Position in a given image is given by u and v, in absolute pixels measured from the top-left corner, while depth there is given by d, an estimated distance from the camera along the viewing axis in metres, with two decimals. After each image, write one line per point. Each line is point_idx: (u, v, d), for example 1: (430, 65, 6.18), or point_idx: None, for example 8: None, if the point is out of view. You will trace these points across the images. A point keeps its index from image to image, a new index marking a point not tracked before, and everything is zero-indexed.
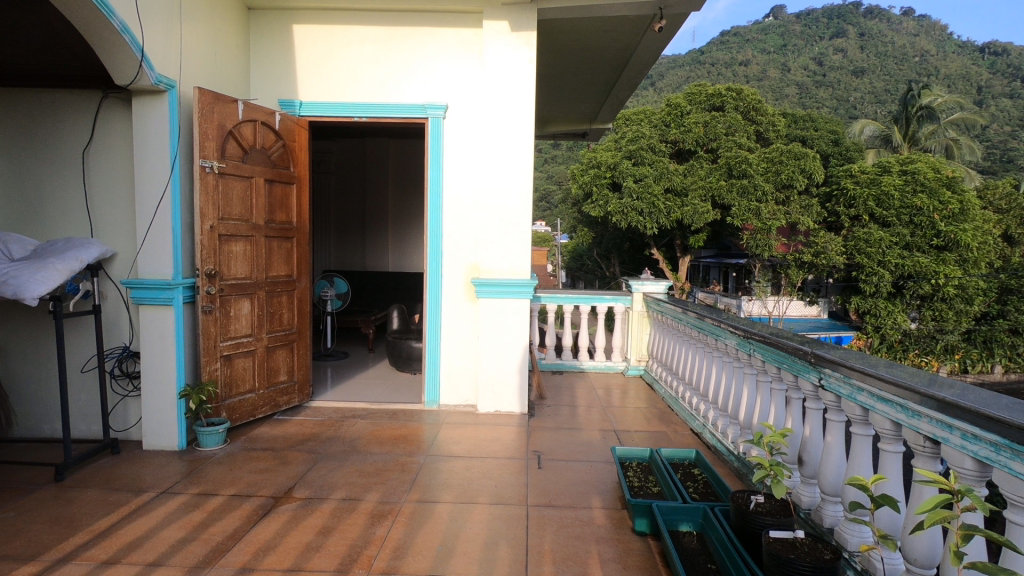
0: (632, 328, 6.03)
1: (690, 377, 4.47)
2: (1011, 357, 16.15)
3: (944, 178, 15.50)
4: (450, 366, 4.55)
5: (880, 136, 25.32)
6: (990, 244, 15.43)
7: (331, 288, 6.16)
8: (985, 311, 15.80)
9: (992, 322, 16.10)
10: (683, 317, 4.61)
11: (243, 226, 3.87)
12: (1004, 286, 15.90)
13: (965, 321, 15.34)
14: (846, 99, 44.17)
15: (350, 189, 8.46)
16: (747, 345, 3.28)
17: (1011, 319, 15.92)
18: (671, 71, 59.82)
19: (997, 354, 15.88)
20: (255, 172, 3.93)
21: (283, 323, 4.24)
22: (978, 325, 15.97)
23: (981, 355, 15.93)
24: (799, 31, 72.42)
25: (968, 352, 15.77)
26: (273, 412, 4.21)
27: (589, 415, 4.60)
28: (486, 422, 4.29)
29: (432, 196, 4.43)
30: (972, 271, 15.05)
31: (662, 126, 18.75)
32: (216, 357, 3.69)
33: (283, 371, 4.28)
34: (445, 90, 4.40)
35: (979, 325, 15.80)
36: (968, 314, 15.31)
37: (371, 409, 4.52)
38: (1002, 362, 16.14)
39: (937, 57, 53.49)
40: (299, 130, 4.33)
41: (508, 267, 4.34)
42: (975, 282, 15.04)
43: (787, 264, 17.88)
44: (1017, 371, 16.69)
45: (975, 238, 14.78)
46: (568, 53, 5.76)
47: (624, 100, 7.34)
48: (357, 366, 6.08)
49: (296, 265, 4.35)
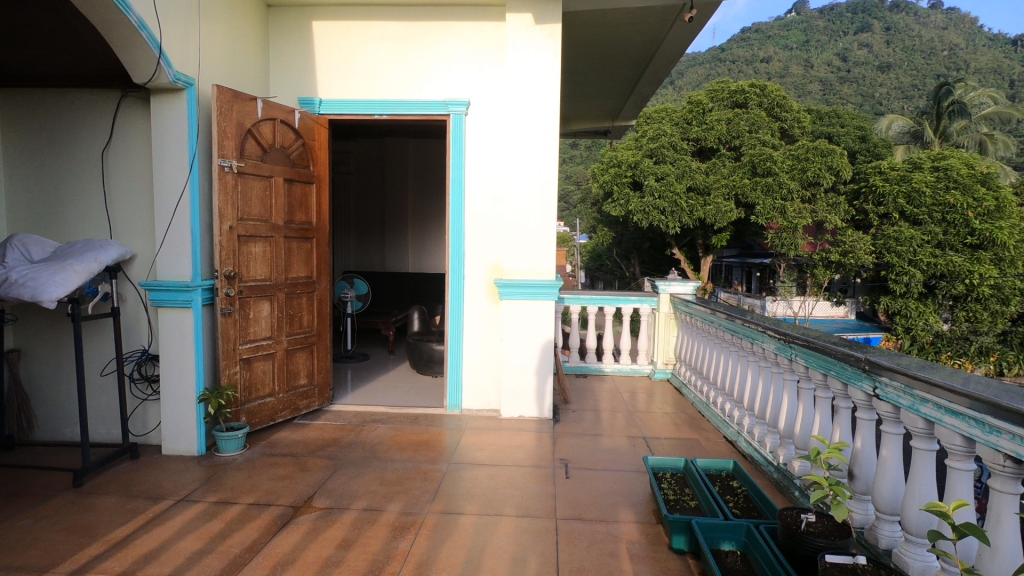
0: (659, 330, 5.84)
1: (723, 381, 4.29)
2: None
3: (979, 174, 14.97)
4: (472, 370, 4.43)
5: (909, 132, 24.63)
6: None
7: (351, 290, 6.09)
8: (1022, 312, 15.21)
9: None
10: (714, 319, 4.43)
11: (262, 227, 3.79)
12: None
13: (1001, 322, 14.79)
14: (871, 95, 43.19)
15: (369, 190, 8.40)
16: (788, 350, 3.10)
17: None
18: (691, 69, 59.17)
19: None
20: (274, 171, 3.86)
21: (302, 326, 4.16)
22: (1014, 326, 15.40)
23: (1018, 358, 15.36)
24: (822, 26, 71.08)
25: (1004, 355, 15.20)
26: (293, 416, 4.13)
27: (616, 421, 4.43)
28: (510, 427, 4.16)
29: (454, 195, 4.31)
30: (1009, 271, 14.50)
31: (683, 124, 18.44)
32: (235, 360, 3.62)
33: (303, 375, 4.20)
34: (467, 86, 4.28)
35: (1016, 327, 15.21)
36: (1004, 315, 14.75)
37: (392, 413, 4.42)
38: None
39: (967, 51, 52.01)
40: (319, 128, 4.24)
41: (532, 268, 4.21)
42: (1012, 282, 14.48)
43: (813, 264, 17.43)
44: None
45: (1012, 236, 14.24)
46: (591, 48, 5.62)
47: (648, 96, 7.15)
48: (377, 368, 5.99)
49: (316, 266, 4.27)
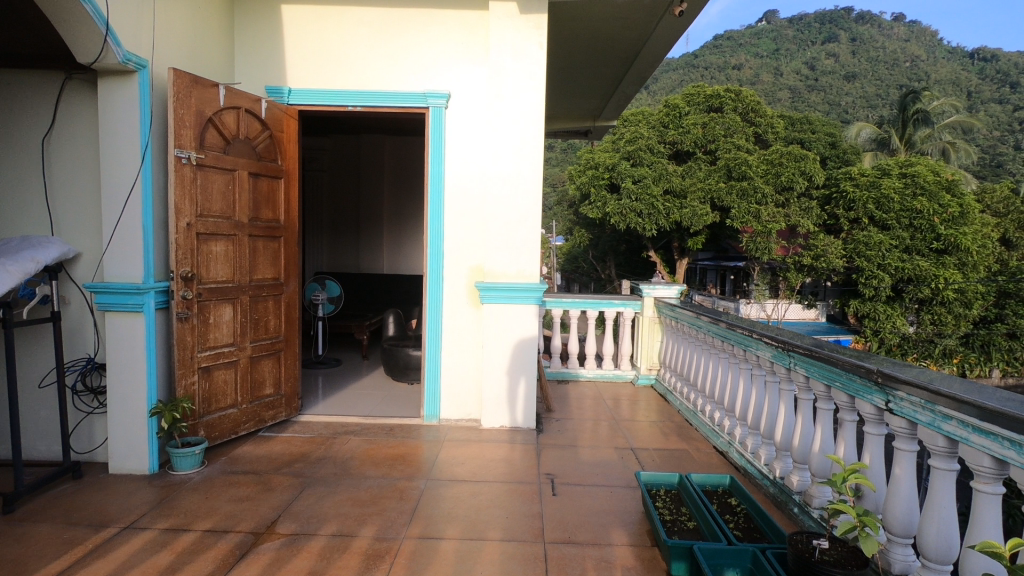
0: (643, 335, 5.68)
1: (711, 389, 4.15)
2: (1008, 361, 16.07)
3: (945, 181, 15.34)
4: (451, 378, 4.19)
5: (876, 139, 25.23)
6: (989, 248, 15.30)
7: (323, 292, 5.83)
8: (984, 314, 15.64)
9: (991, 326, 15.98)
10: (702, 324, 4.29)
11: (224, 224, 3.50)
12: (1003, 290, 15.74)
13: (964, 325, 15.19)
14: (838, 104, 44.28)
15: (343, 189, 8.09)
16: (787, 359, 2.96)
17: (1009, 323, 15.84)
18: (665, 75, 59.93)
19: (995, 357, 15.78)
20: (238, 164, 3.58)
21: (269, 331, 3.88)
22: (976, 329, 15.88)
23: (979, 359, 15.80)
24: (792, 35, 72.71)
25: (966, 357, 15.63)
26: (257, 428, 3.84)
27: (602, 430, 4.25)
28: (491, 439, 3.94)
29: (433, 193, 4.07)
30: (972, 275, 14.87)
31: (661, 127, 18.49)
32: (193, 369, 3.32)
33: (269, 384, 3.91)
34: (448, 78, 4.05)
35: (977, 330, 15.65)
36: (968, 318, 15.16)
37: (365, 424, 4.15)
38: (1000, 366, 16.01)
39: (929, 62, 53.75)
40: (288, 120, 3.97)
41: (515, 269, 4.00)
42: (975, 286, 14.86)
43: (786, 267, 17.62)
44: (1014, 376, 16.57)
45: (976, 241, 14.61)
46: (573, 41, 5.43)
47: (631, 95, 7.03)
48: (350, 375, 5.71)
49: (284, 266, 3.99)
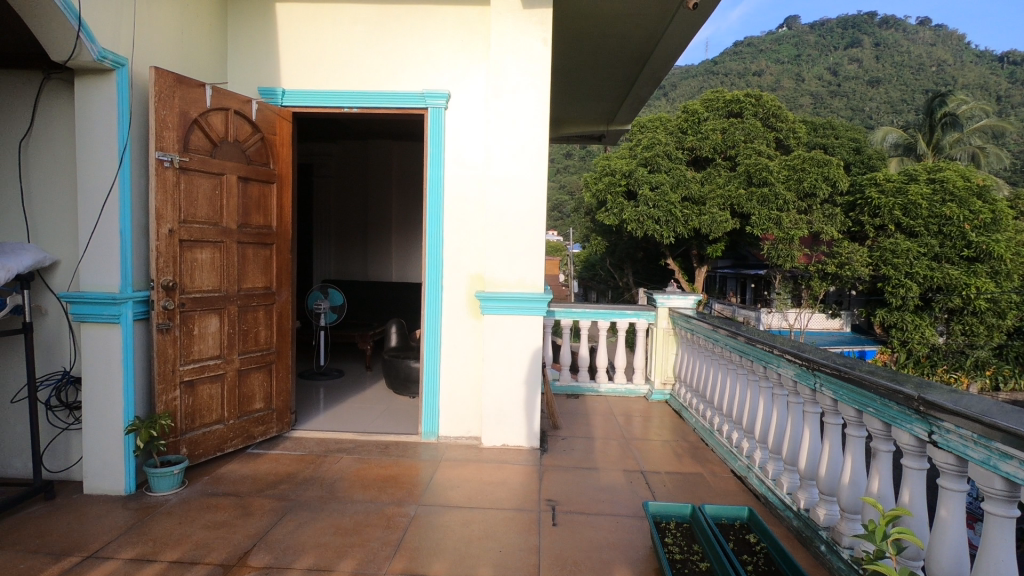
0: (657, 347, 5.40)
1: (728, 407, 3.87)
2: None
3: (975, 187, 14.77)
4: (450, 393, 3.96)
5: (902, 144, 24.57)
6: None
7: (325, 301, 5.65)
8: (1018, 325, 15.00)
9: None
10: (719, 338, 4.01)
11: (211, 230, 3.34)
12: None
13: (997, 336, 14.53)
14: (862, 109, 43.40)
15: (351, 195, 7.96)
16: (812, 379, 2.67)
17: None
18: (683, 82, 59.51)
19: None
20: (226, 168, 3.42)
21: (259, 343, 3.70)
22: (1010, 340, 15.19)
23: (1013, 372, 15.08)
24: (813, 40, 71.73)
25: (999, 369, 14.94)
26: (246, 444, 3.66)
27: (611, 451, 3.98)
28: (491, 459, 3.69)
29: (431, 197, 3.87)
30: (1005, 284, 14.23)
31: (678, 133, 18.16)
32: (174, 383, 3.15)
33: (259, 399, 3.73)
34: (447, 77, 3.85)
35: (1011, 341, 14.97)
36: (1001, 328, 14.50)
37: (360, 441, 3.93)
38: None
39: (955, 66, 52.50)
40: (282, 122, 3.81)
41: (518, 278, 3.78)
42: (1009, 295, 14.22)
43: (809, 275, 17.09)
44: None
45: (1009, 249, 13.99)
46: (583, 40, 5.22)
47: (646, 97, 6.78)
48: (352, 387, 5.52)
49: (276, 275, 3.82)
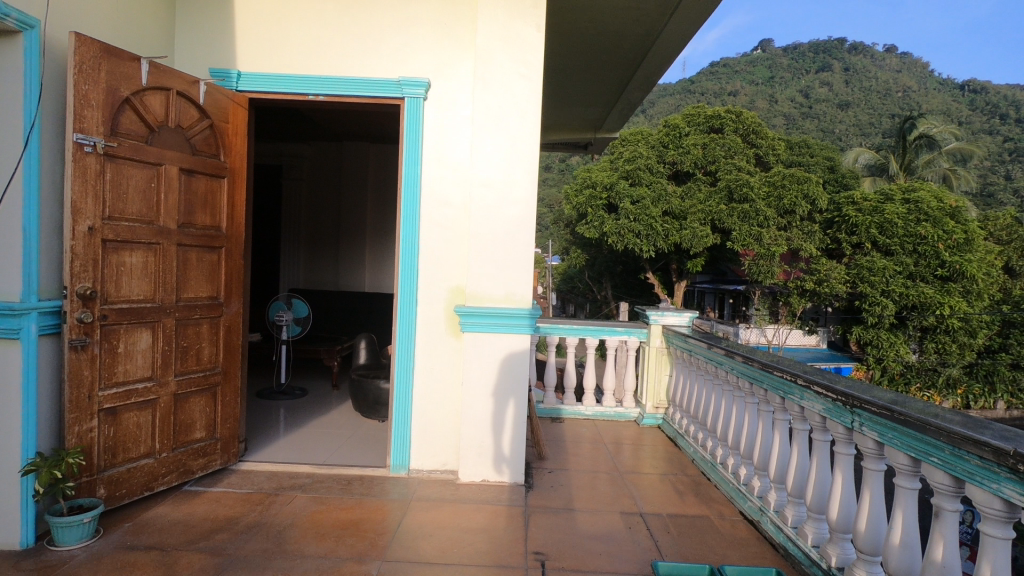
0: (649, 368, 5.01)
1: (734, 439, 3.49)
2: (1013, 392, 15.35)
3: (948, 207, 14.76)
4: (423, 421, 3.49)
5: (874, 165, 25.00)
6: (993, 276, 14.81)
7: (289, 312, 5.18)
8: (988, 345, 15.04)
9: (994, 356, 15.31)
10: (723, 361, 3.63)
11: (143, 229, 2.84)
12: (1007, 319, 15.10)
13: (968, 355, 14.70)
14: (833, 131, 44.40)
15: (323, 199, 7.45)
16: (849, 416, 2.29)
17: (1013, 353, 15.22)
18: (662, 100, 60.33)
19: (999, 389, 15.13)
20: (166, 157, 2.93)
21: (201, 361, 3.19)
22: (980, 359, 15.25)
23: (983, 390, 15.13)
24: (787, 63, 73.59)
25: (970, 387, 15.01)
26: (182, 481, 3.13)
27: (604, 487, 3.55)
28: (469, 499, 3.22)
29: (407, 199, 3.42)
30: (977, 304, 14.30)
31: (659, 147, 18.02)
32: (91, 412, 2.64)
33: (200, 426, 3.21)
34: (427, 63, 3.42)
35: (979, 359, 15.12)
36: (972, 347, 14.66)
37: (318, 476, 3.42)
38: (1005, 398, 15.32)
39: (921, 93, 54.27)
40: (236, 109, 3.33)
41: (503, 293, 3.36)
42: (980, 316, 14.31)
43: (788, 292, 16.91)
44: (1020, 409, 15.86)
45: (981, 269, 14.07)
46: (573, 35, 4.84)
47: (636, 103, 6.46)
48: (315, 407, 4.99)
49: (226, 284, 3.32)
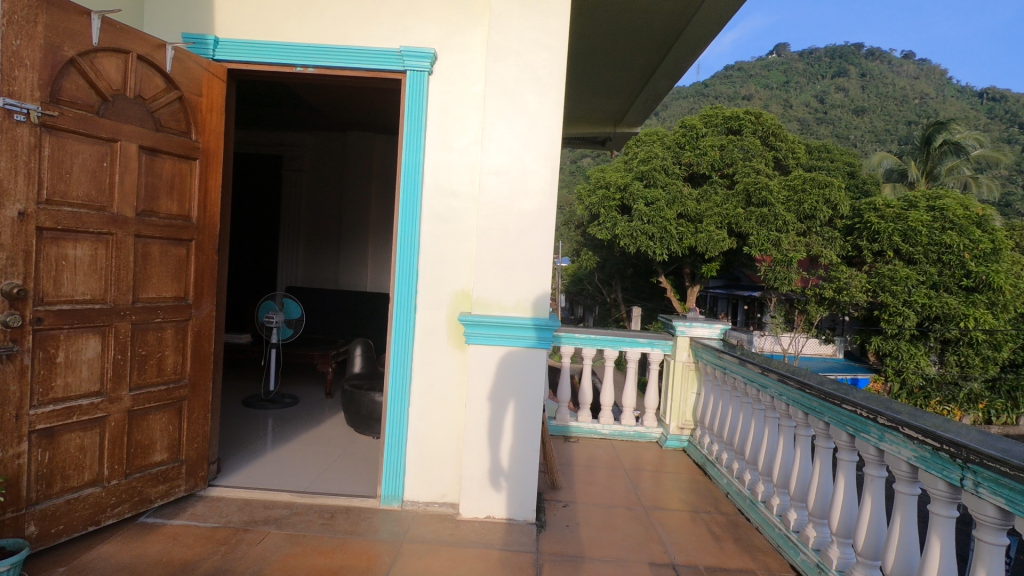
0: (674, 385, 4.51)
1: (781, 477, 2.99)
2: None
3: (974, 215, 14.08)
4: (420, 446, 3.02)
5: (895, 170, 24.20)
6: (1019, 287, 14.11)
7: (279, 313, 4.78)
8: (1013, 359, 14.30)
9: (1018, 370, 14.56)
10: (768, 384, 3.14)
11: (91, 217, 2.41)
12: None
13: (992, 368, 13.96)
14: (848, 137, 43.59)
15: (325, 193, 7.03)
16: (957, 471, 1.79)
17: None
18: (675, 102, 59.61)
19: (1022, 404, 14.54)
20: (123, 132, 2.49)
21: (163, 372, 2.73)
22: (1003, 373, 14.47)
23: (1006, 406, 14.53)
24: (803, 68, 72.62)
25: (993, 403, 14.45)
26: (137, 512, 2.68)
27: (628, 527, 3.06)
28: (471, 541, 2.74)
29: (406, 188, 2.96)
30: (1002, 317, 13.70)
31: (676, 148, 17.38)
32: (19, 435, 2.23)
33: (161, 448, 2.76)
34: (432, 29, 2.95)
35: (1003, 374, 14.35)
36: (996, 361, 13.92)
37: (297, 507, 2.95)
38: None
39: (940, 100, 53.15)
40: (212, 80, 2.88)
41: (515, 299, 2.89)
42: (1005, 329, 13.68)
43: (806, 299, 16.12)
44: None
45: (1008, 280, 13.46)
46: (596, 13, 4.33)
47: (662, 92, 5.96)
48: (305, 418, 4.55)
49: (195, 283, 2.86)
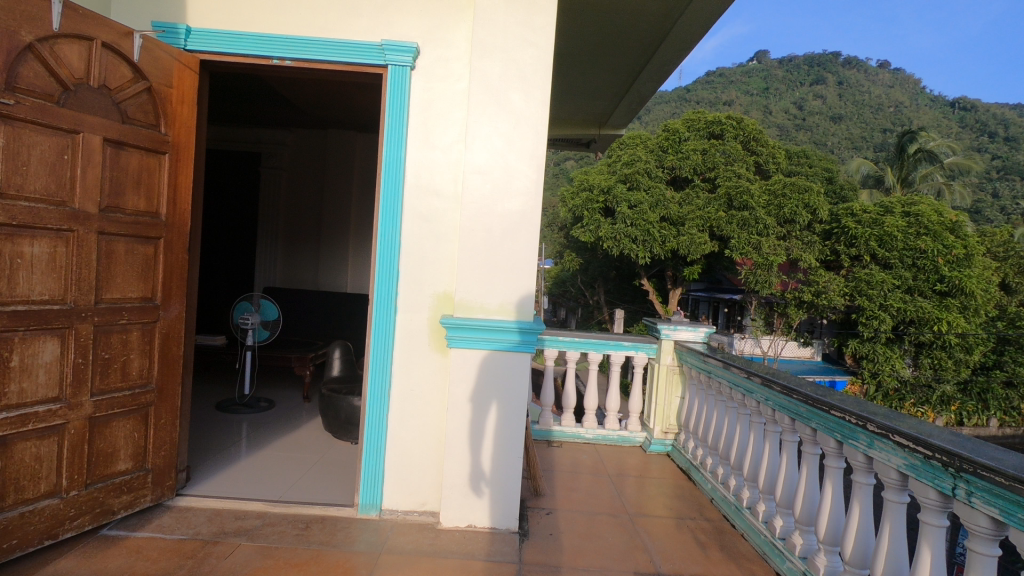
0: (659, 389, 4.47)
1: (767, 483, 2.95)
2: (1006, 410, 15.14)
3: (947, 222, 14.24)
4: (399, 452, 2.92)
5: (872, 176, 24.63)
6: (991, 292, 14.43)
7: (256, 314, 4.64)
8: (985, 361, 14.63)
9: (989, 373, 14.90)
10: (754, 389, 3.10)
11: (49, 212, 2.28)
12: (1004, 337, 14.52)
13: (964, 370, 14.28)
14: (826, 143, 44.35)
15: (305, 192, 6.88)
16: (949, 480, 1.76)
17: (1008, 370, 14.79)
18: (657, 107, 60.10)
19: (993, 406, 14.89)
20: (85, 123, 2.37)
21: (128, 377, 2.60)
22: (975, 376, 14.80)
23: (977, 407, 14.86)
24: (783, 75, 73.85)
25: (965, 404, 14.79)
26: (99, 524, 2.54)
27: (613, 535, 2.99)
28: (451, 551, 2.65)
29: (387, 187, 2.87)
30: (974, 320, 14.00)
31: (659, 151, 17.47)
32: None
33: (125, 456, 2.62)
34: (415, 23, 2.86)
35: (975, 376, 14.69)
36: (968, 363, 14.22)
37: (270, 517, 2.83)
38: (998, 415, 15.08)
39: (914, 108, 54.38)
40: (183, 71, 2.75)
41: (499, 302, 2.81)
42: (977, 333, 13.94)
43: (785, 302, 16.30)
44: (1012, 425, 15.61)
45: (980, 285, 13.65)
46: (582, 13, 4.28)
47: (648, 94, 5.94)
48: (282, 422, 4.41)
49: (164, 283, 2.72)
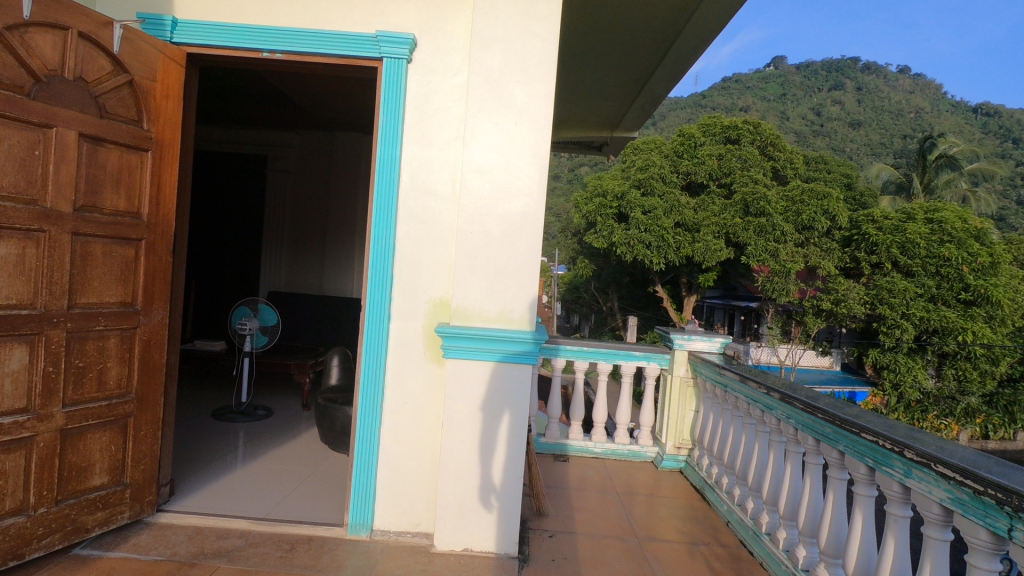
0: (672, 402, 4.25)
1: (788, 509, 2.72)
2: None
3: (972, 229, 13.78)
4: (393, 469, 2.74)
5: (894, 182, 24.04)
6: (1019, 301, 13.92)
7: (254, 319, 4.49)
8: (1012, 374, 14.05)
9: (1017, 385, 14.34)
10: (774, 405, 2.87)
11: (17, 211, 2.15)
12: None
13: (990, 383, 13.67)
14: (844, 149, 43.61)
15: (311, 195, 6.77)
16: (1002, 520, 1.53)
17: None
18: (672, 112, 59.71)
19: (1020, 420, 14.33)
20: (59, 117, 2.24)
21: (104, 387, 2.45)
22: (1002, 388, 14.26)
23: (1003, 420, 14.30)
24: (800, 81, 73.04)
25: (990, 417, 14.28)
26: (70, 543, 2.39)
27: (621, 561, 2.77)
28: None
29: (381, 187, 2.70)
30: (1001, 331, 13.46)
31: (674, 156, 17.20)
32: None
33: (101, 470, 2.47)
34: (412, 13, 2.69)
35: (1001, 389, 14.14)
36: (995, 375, 13.61)
37: (254, 537, 2.66)
38: None
39: (935, 113, 53.31)
40: (169, 65, 2.61)
41: (499, 310, 2.63)
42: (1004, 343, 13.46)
43: (803, 310, 15.86)
44: None
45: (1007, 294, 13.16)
46: (592, 10, 4.10)
47: (661, 94, 5.72)
48: (278, 431, 4.26)
49: (145, 288, 2.58)
